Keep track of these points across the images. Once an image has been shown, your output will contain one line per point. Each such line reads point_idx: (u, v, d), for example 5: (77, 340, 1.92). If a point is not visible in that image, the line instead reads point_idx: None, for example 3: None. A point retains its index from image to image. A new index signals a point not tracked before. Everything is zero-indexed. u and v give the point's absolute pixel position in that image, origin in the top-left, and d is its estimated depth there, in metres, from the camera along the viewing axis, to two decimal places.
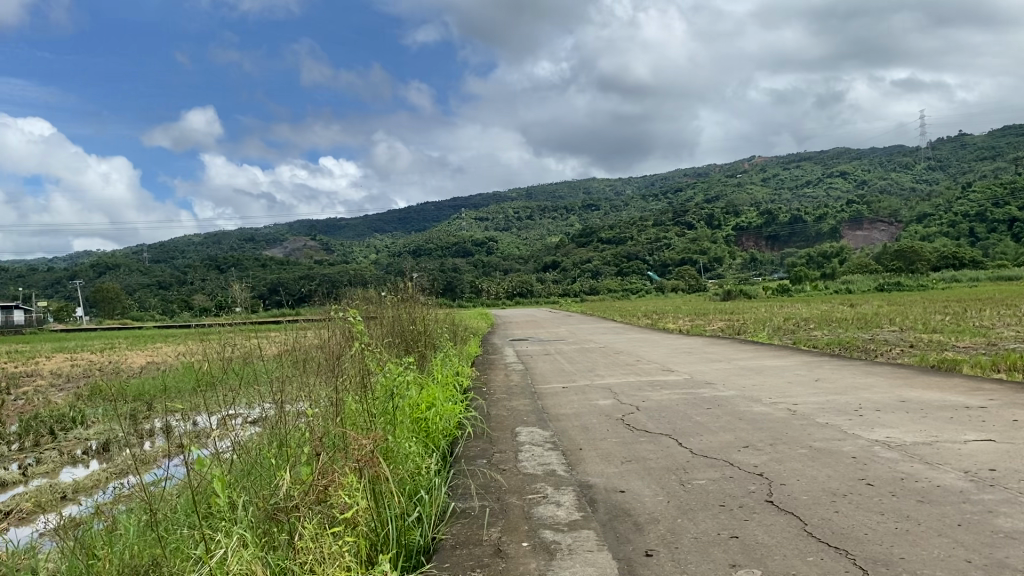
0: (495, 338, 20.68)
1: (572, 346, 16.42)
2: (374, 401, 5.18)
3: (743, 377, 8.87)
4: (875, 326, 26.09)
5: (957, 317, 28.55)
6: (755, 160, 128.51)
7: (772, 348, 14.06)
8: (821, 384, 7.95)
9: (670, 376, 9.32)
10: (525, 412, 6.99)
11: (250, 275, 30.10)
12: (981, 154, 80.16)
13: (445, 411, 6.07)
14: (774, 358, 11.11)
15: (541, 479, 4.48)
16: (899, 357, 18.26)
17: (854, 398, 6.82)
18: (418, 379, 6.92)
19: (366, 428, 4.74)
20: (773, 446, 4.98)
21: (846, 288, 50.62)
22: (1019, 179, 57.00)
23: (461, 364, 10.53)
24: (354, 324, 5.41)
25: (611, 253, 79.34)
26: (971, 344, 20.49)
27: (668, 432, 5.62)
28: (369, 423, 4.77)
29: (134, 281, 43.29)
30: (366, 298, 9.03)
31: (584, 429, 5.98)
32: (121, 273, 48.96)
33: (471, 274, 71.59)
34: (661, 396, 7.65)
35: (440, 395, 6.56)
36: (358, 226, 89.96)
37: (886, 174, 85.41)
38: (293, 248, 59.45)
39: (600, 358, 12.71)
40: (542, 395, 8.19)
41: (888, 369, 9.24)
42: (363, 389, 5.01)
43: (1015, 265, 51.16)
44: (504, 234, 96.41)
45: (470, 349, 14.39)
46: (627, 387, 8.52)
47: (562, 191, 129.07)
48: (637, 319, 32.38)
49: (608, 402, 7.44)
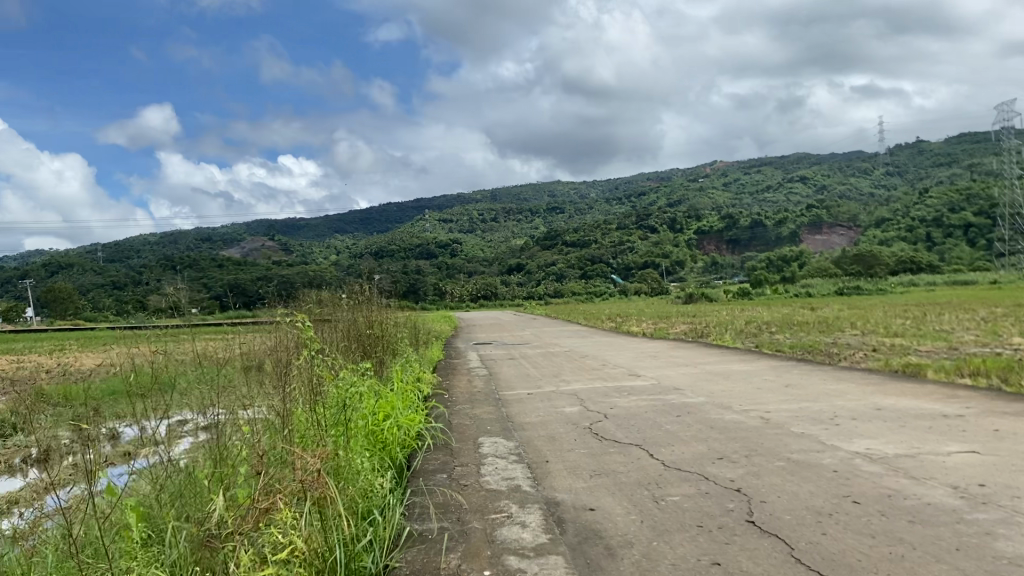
0: (458, 341, 20.29)
1: (536, 350, 16.12)
2: (325, 413, 4.83)
3: (712, 382, 8.64)
4: (837, 330, 26.23)
5: (916, 321, 28.85)
6: (716, 164, 129.70)
7: (738, 351, 13.91)
8: (791, 390, 7.76)
9: (637, 382, 9.07)
10: (489, 421, 6.67)
11: (205, 275, 29.24)
12: (937, 161, 81.70)
13: (403, 422, 5.73)
14: (742, 363, 10.93)
15: (506, 496, 4.16)
16: (862, 361, 18.30)
17: (829, 405, 6.62)
18: (375, 387, 6.57)
19: (314, 443, 4.40)
20: (749, 458, 4.71)
21: (806, 291, 51.12)
22: (974, 185, 58.21)
23: (422, 370, 10.19)
24: (304, 330, 5.04)
25: (574, 256, 79.30)
26: (932, 348, 20.64)
27: (639, 442, 5.34)
28: (318, 437, 4.43)
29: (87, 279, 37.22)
30: (323, 300, 8.66)
31: (551, 439, 5.67)
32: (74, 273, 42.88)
33: (435, 276, 71.00)
34: (629, 402, 7.38)
35: (398, 404, 6.23)
36: (319, 226, 88.71)
37: (845, 180, 86.69)
38: (254, 248, 58.33)
39: (565, 363, 12.42)
40: (507, 402, 7.87)
41: (857, 374, 9.10)
42: (313, 401, 4.66)
43: (971, 269, 52.15)
44: (468, 235, 95.90)
45: (432, 354, 14.01)
46: (594, 393, 8.24)
47: (527, 193, 128.95)
48: (601, 322, 32.26)
49: (574, 409, 7.15)
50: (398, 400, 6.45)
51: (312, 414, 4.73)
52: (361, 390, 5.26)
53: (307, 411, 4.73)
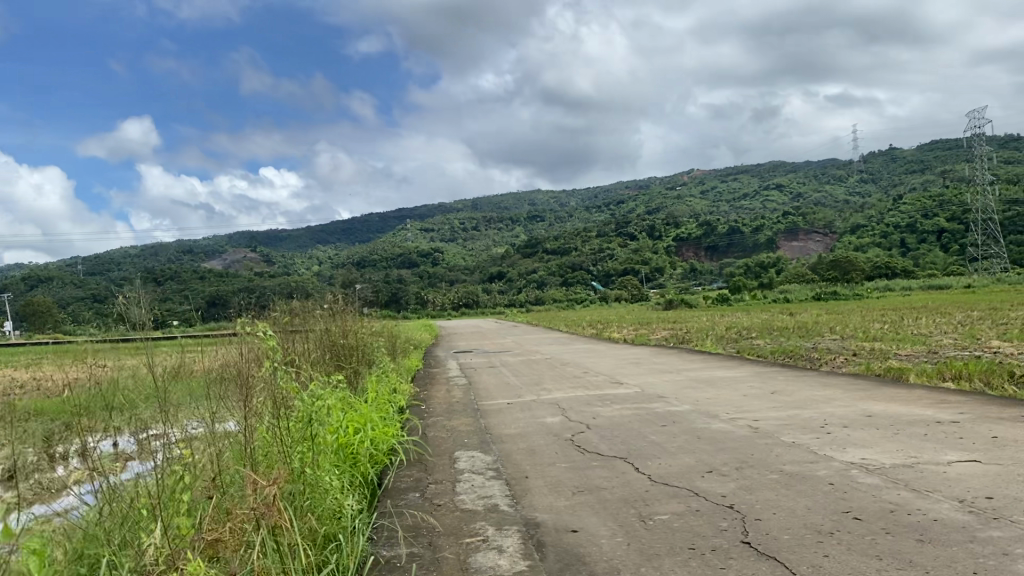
0: (439, 350, 19.96)
1: (518, 358, 15.84)
2: (288, 429, 4.52)
3: (697, 390, 8.39)
4: (817, 335, 26.19)
5: (895, 325, 28.94)
6: (694, 172, 130.48)
7: (721, 357, 13.70)
8: (777, 397, 7.53)
9: (619, 390, 8.81)
10: (465, 433, 6.36)
11: (182, 286, 28.70)
12: (911, 167, 82.46)
13: (374, 437, 5.44)
14: (725, 369, 10.71)
15: (481, 516, 3.86)
16: (844, 366, 18.15)
17: (819, 412, 6.38)
18: (347, 398, 6.27)
19: (273, 463, 4.07)
20: (740, 470, 4.46)
21: (785, 297, 51.31)
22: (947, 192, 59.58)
23: (399, 380, 9.86)
24: (266, 338, 4.73)
25: (555, 264, 79.30)
26: (912, 352, 20.62)
27: (623, 454, 5.06)
28: (277, 456, 4.11)
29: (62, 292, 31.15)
30: (291, 309, 8.32)
31: (529, 452, 5.39)
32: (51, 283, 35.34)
33: (416, 285, 70.63)
34: (612, 411, 7.10)
35: (371, 418, 5.93)
36: (298, 237, 87.95)
37: (821, 187, 87.43)
38: (233, 260, 57.71)
39: (546, 370, 12.14)
40: (485, 412, 7.56)
41: (843, 379, 8.89)
42: (274, 417, 4.34)
43: (945, 274, 52.63)
44: (448, 244, 95.58)
45: (410, 363, 13.66)
46: (576, 402, 7.95)
47: (507, 201, 128.81)
48: (582, 329, 32.04)
49: (555, 419, 6.88)
50: (370, 412, 6.13)
51: (275, 431, 4.44)
52: (327, 403, 4.94)
53: (271, 426, 4.44)
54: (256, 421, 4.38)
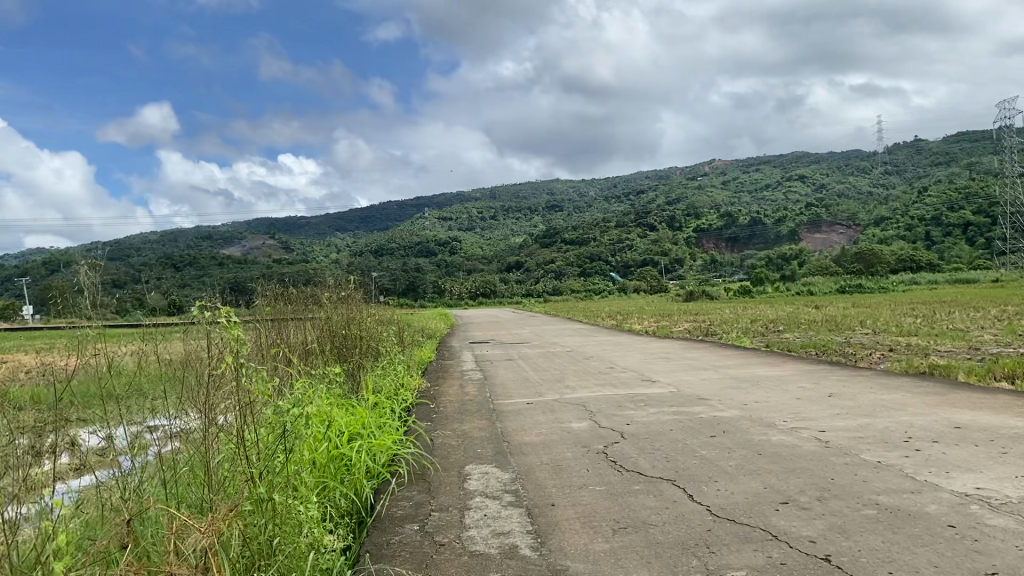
0: (454, 341, 19.00)
1: (537, 351, 14.86)
2: (255, 444, 3.63)
3: (740, 391, 7.42)
4: (846, 330, 24.98)
5: (928, 320, 27.61)
6: (715, 163, 128.45)
7: (756, 353, 12.67)
8: (838, 401, 6.55)
9: (652, 389, 7.85)
10: (479, 441, 5.46)
11: (198, 272, 27.94)
12: (936, 159, 80.29)
13: (372, 446, 4.58)
14: (765, 366, 9.72)
15: (495, 565, 2.96)
16: (881, 363, 16.99)
17: (894, 422, 5.41)
18: (341, 402, 5.40)
19: (216, 504, 3.16)
20: (824, 503, 3.56)
21: (807, 289, 49.93)
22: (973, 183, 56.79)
23: (409, 376, 8.92)
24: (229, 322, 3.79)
25: (574, 254, 78.27)
26: (953, 348, 19.40)
27: (670, 475, 4.15)
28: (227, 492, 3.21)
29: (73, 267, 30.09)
30: (280, 303, 7.43)
31: (556, 469, 4.47)
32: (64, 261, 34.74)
33: (434, 274, 70.05)
34: (649, 416, 6.14)
35: (367, 423, 5.04)
36: (319, 225, 87.38)
37: (844, 179, 85.56)
38: (254, 247, 57.06)
39: (569, 365, 11.22)
40: (502, 414, 6.62)
41: (905, 381, 7.85)
42: (229, 436, 3.42)
43: (971, 268, 50.97)
44: (467, 233, 94.87)
45: (421, 355, 12.70)
46: (605, 403, 7.00)
47: (525, 191, 127.47)
48: (601, 320, 30.95)
49: (583, 424, 5.96)
50: (367, 416, 5.23)
51: (248, 443, 3.65)
52: (308, 413, 4.03)
53: (244, 437, 3.67)
54: (223, 431, 3.59)
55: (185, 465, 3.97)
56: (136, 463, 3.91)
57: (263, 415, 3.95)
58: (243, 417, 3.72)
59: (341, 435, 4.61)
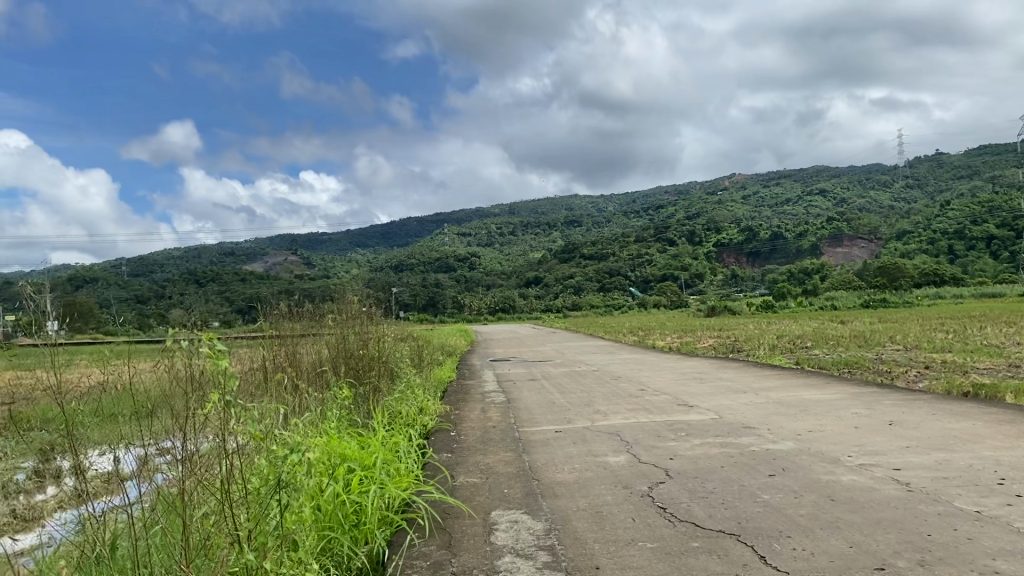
0: (474, 359, 18.36)
1: (561, 369, 14.20)
2: (236, 495, 3.05)
3: (789, 419, 6.78)
4: (876, 345, 24.11)
5: (960, 335, 26.71)
6: (734, 177, 127.45)
7: (794, 373, 11.94)
8: (901, 431, 5.88)
9: (691, 416, 7.22)
10: (505, 478, 4.85)
11: (218, 289, 27.65)
12: (959, 172, 78.99)
13: (384, 489, 3.96)
14: (808, 389, 9.06)
15: None
16: (918, 382, 16.16)
17: (977, 459, 4.74)
18: (345, 437, 4.79)
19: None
20: (930, 570, 2.94)
21: (831, 304, 49.04)
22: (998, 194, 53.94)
23: (428, 399, 8.30)
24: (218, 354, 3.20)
25: (592, 269, 77.68)
26: (993, 365, 18.57)
27: (733, 529, 3.53)
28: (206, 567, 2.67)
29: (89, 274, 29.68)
30: (285, 322, 6.91)
31: (597, 518, 3.85)
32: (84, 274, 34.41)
33: (452, 290, 69.73)
34: (694, 449, 5.49)
35: (378, 458, 4.43)
36: (338, 240, 87.06)
37: (865, 193, 84.38)
38: (275, 263, 56.84)
39: (596, 386, 10.59)
40: (529, 446, 6.00)
41: (970, 406, 7.13)
42: (202, 496, 2.86)
43: (995, 281, 49.95)
44: (485, 249, 94.42)
45: (439, 375, 12.07)
46: (643, 433, 6.35)
47: (543, 206, 127.07)
48: (623, 336, 30.23)
49: (622, 458, 5.34)
50: (380, 450, 4.64)
51: (235, 493, 3.08)
52: (310, 457, 3.44)
53: (232, 488, 3.10)
54: (203, 479, 3.04)
55: (164, 513, 3.41)
56: (115, 510, 3.39)
57: (251, 461, 3.34)
58: (236, 452, 3.15)
59: (347, 476, 3.99)
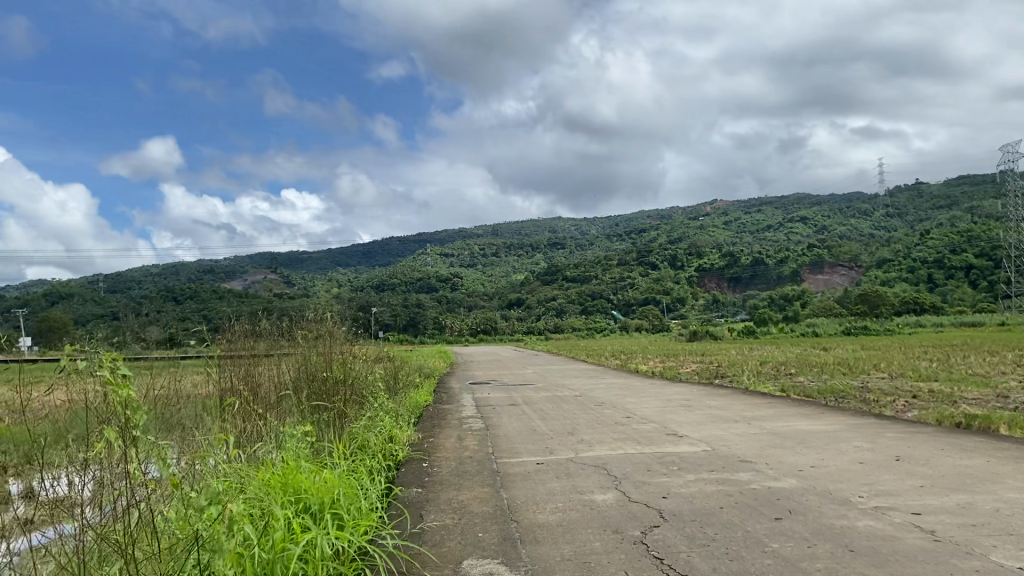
0: (454, 382, 17.82)
1: (542, 394, 13.63)
2: None
3: (787, 452, 6.29)
4: (861, 373, 23.69)
5: (945, 364, 26.39)
6: (716, 204, 127.93)
7: (784, 401, 11.47)
8: (911, 468, 5.42)
9: (683, 447, 6.74)
10: (479, 520, 4.33)
11: (194, 306, 26.91)
12: (937, 202, 79.49)
13: (331, 540, 3.45)
14: (801, 419, 8.60)
15: None
16: (908, 412, 15.68)
17: (1003, 503, 4.28)
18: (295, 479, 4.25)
19: None
20: None
21: (812, 331, 48.87)
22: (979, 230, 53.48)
23: (399, 427, 7.72)
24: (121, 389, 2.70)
25: (575, 292, 77.40)
26: (981, 395, 18.19)
27: None
28: None
29: (61, 283, 28.75)
30: (250, 339, 6.40)
31: (583, 571, 3.35)
32: (54, 285, 33.53)
33: (434, 311, 69.25)
34: (689, 486, 5.01)
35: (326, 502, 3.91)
36: (321, 259, 86.33)
37: (845, 221, 84.71)
38: (255, 281, 56.00)
39: (579, 412, 10.09)
40: (508, 480, 5.49)
41: (980, 441, 6.67)
42: None
43: (974, 310, 49.84)
44: (468, 270, 93.92)
45: (415, 399, 11.51)
46: (632, 467, 5.85)
47: (527, 229, 126.98)
48: (605, 359, 29.70)
49: (610, 496, 4.85)
50: (332, 489, 4.11)
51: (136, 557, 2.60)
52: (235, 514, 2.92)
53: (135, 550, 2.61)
54: None
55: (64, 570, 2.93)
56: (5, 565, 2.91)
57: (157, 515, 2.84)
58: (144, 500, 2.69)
59: (291, 526, 3.48)
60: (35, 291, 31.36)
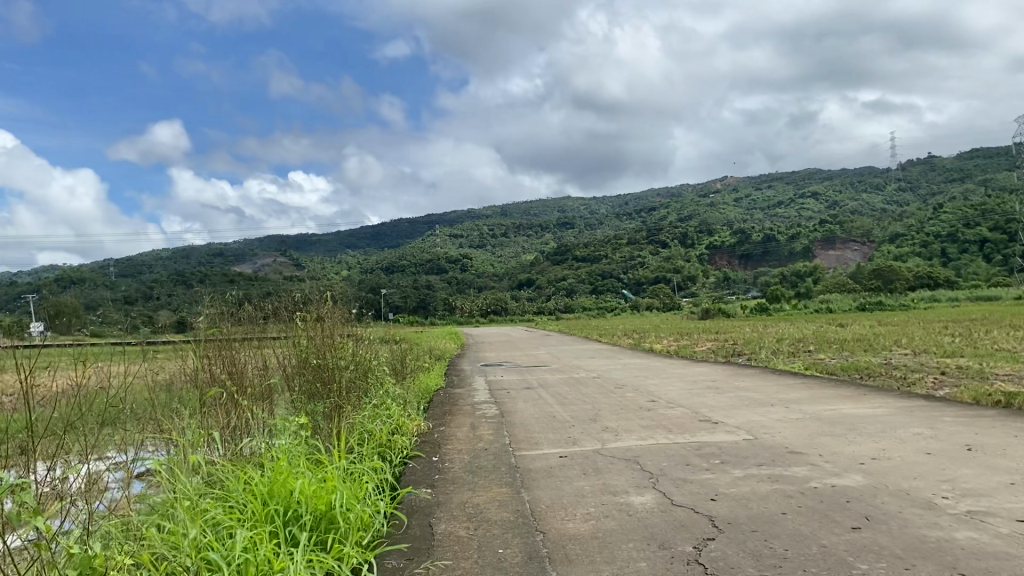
0: (464, 364, 17.14)
1: (558, 376, 12.94)
2: None
3: (842, 442, 5.58)
4: (883, 350, 22.87)
5: (968, 339, 25.54)
6: (727, 180, 126.47)
7: (817, 381, 10.75)
8: (990, 461, 4.73)
9: (722, 436, 6.04)
10: (499, 531, 3.66)
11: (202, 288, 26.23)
12: (950, 176, 78.04)
13: None
14: (842, 402, 7.88)
15: None
16: (939, 390, 14.94)
17: None
18: (269, 494, 3.58)
19: None
20: None
21: (827, 307, 47.84)
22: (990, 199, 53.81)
23: (406, 417, 7.05)
24: None
25: (585, 271, 76.58)
26: (1012, 371, 17.39)
27: None
28: None
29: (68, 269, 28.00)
30: (236, 323, 5.61)
31: None
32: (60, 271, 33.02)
33: (444, 291, 68.67)
34: (738, 486, 4.33)
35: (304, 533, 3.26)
36: (330, 242, 85.67)
37: (857, 196, 83.32)
38: (267, 262, 55.39)
39: (601, 397, 9.43)
40: (529, 479, 4.80)
41: None
42: None
43: (989, 284, 48.75)
44: (478, 251, 93.21)
45: (425, 384, 10.85)
46: (669, 460, 5.17)
47: (536, 209, 126.08)
48: (619, 338, 29.03)
49: (649, 498, 4.16)
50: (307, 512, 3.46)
51: None
52: None
53: None
54: None
55: None
56: None
57: None
58: None
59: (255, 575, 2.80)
60: (38, 277, 30.76)
